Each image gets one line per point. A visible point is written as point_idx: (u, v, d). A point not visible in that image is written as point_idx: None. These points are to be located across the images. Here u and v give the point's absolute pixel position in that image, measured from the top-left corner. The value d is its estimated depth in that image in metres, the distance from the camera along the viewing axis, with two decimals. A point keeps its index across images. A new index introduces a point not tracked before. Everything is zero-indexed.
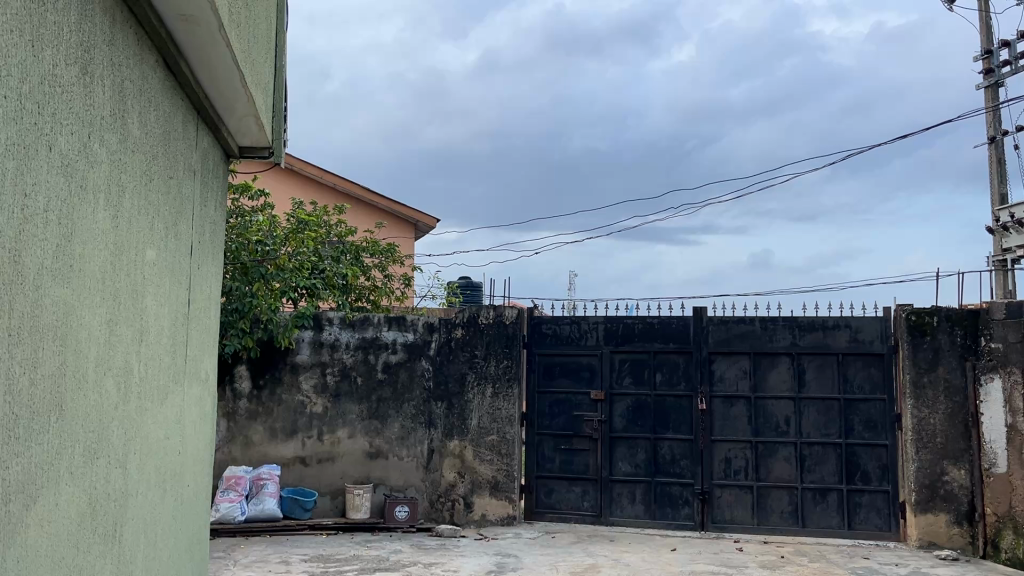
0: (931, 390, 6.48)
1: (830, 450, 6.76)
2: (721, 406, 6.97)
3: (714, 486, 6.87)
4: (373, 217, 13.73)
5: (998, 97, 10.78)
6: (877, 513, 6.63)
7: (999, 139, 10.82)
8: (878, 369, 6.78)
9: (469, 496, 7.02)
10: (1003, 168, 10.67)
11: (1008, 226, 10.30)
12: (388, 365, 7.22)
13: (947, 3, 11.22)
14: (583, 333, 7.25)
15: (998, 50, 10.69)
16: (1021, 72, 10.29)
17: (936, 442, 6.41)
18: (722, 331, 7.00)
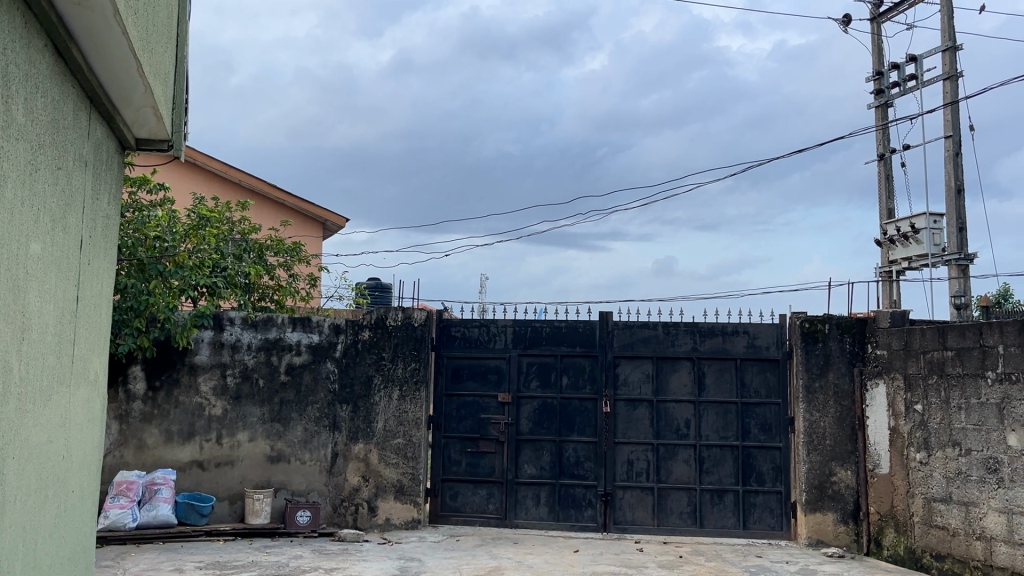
0: (822, 395, 6.78)
1: (727, 452, 6.97)
2: (625, 409, 7.10)
3: (616, 487, 6.99)
4: (280, 215, 13.44)
5: (887, 116, 11.36)
6: (771, 513, 6.88)
7: (887, 156, 11.41)
8: (774, 374, 7.04)
9: (373, 501, 6.94)
10: (891, 184, 11.25)
11: (894, 239, 10.87)
12: (291, 367, 7.07)
13: (843, 24, 11.75)
14: (491, 336, 7.27)
15: (888, 71, 11.27)
16: (908, 93, 10.88)
17: (826, 445, 6.71)
18: (627, 335, 7.14)
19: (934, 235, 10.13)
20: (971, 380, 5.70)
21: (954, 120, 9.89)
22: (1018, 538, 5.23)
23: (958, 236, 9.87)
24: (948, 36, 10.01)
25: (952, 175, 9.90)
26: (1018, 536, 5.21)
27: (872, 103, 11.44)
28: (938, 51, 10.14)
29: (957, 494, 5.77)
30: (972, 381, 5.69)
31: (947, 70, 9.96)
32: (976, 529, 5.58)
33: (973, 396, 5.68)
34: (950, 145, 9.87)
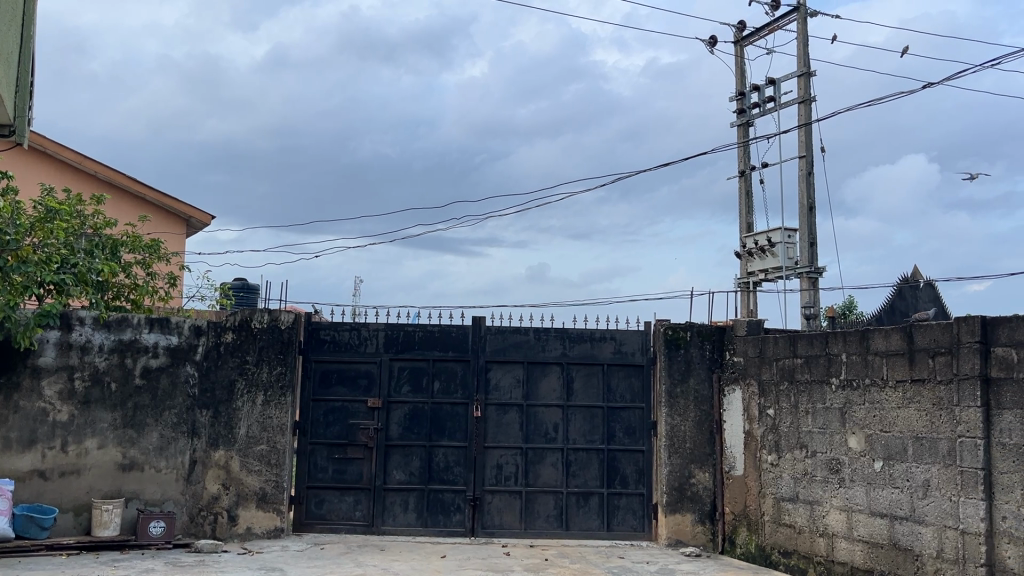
0: (683, 399, 7.04)
1: (593, 456, 7.13)
2: (495, 413, 7.14)
3: (485, 492, 7.02)
4: (139, 210, 12.76)
5: (748, 135, 11.96)
6: (633, 515, 7.08)
7: (747, 173, 12.01)
8: (638, 379, 7.26)
9: (234, 509, 6.69)
10: (750, 200, 11.84)
11: (752, 252, 11.44)
12: (147, 371, 6.71)
13: (709, 44, 12.28)
14: (362, 339, 7.15)
15: (749, 92, 11.86)
16: (767, 114, 11.48)
17: (685, 447, 6.97)
18: (499, 340, 7.19)
19: (788, 249, 10.74)
20: (818, 386, 6.06)
21: (807, 141, 10.52)
22: (856, 534, 5.60)
23: (809, 251, 10.51)
24: (803, 62, 10.65)
25: (805, 193, 10.53)
26: (857, 532, 5.58)
27: (735, 121, 12.01)
28: (794, 76, 10.77)
29: (804, 494, 6.12)
30: (819, 387, 6.05)
31: (801, 94, 10.58)
32: (819, 526, 5.93)
33: (819, 400, 6.04)
34: (803, 165, 10.49)
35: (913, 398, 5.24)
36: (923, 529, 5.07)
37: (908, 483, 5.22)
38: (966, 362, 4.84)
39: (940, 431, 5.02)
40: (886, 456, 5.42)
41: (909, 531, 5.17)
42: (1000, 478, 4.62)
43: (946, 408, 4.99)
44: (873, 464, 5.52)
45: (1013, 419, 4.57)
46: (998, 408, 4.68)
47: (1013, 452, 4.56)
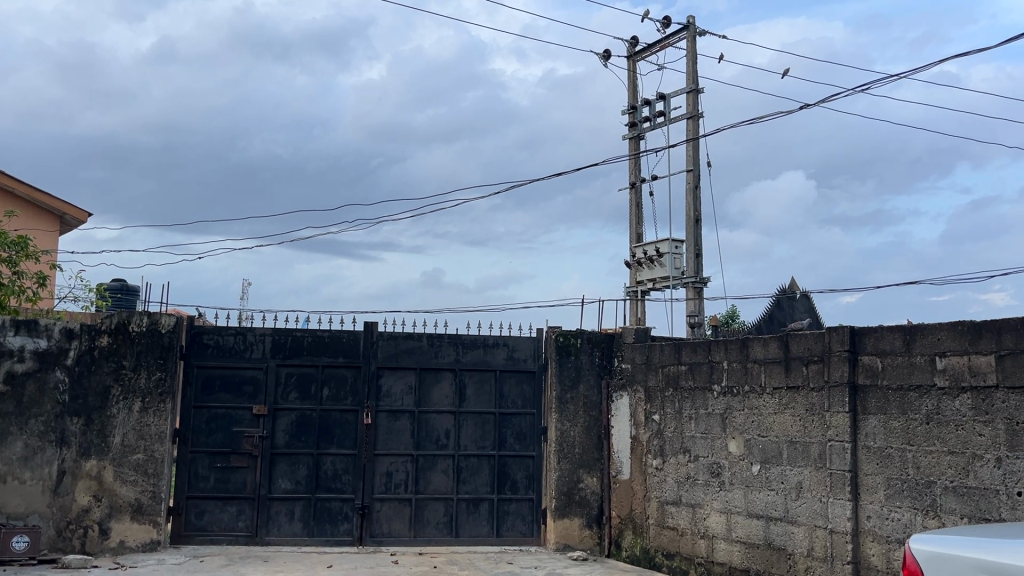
0: (573, 405, 7.15)
1: (483, 462, 7.14)
2: (386, 420, 7.05)
3: (374, 500, 6.92)
4: (7, 204, 12.01)
5: (639, 148, 12.29)
6: (523, 520, 7.13)
7: (638, 185, 12.32)
8: (530, 386, 7.32)
9: (106, 522, 6.36)
10: (640, 211, 12.15)
11: (641, 262, 11.72)
12: (12, 376, 6.30)
13: (603, 58, 12.56)
14: (247, 344, 6.93)
15: (641, 106, 12.20)
16: (657, 129, 11.82)
17: (575, 453, 7.07)
18: (391, 346, 7.11)
19: (675, 260, 11.08)
20: (700, 392, 6.27)
21: (695, 156, 10.89)
22: (734, 535, 5.81)
23: (695, 262, 10.89)
24: (692, 79, 11.03)
25: (692, 206, 10.90)
26: (735, 533, 5.80)
27: (627, 134, 12.32)
28: (684, 92, 11.13)
29: (686, 497, 6.31)
30: (701, 393, 6.26)
31: (690, 110, 10.95)
32: (701, 528, 6.13)
33: (702, 406, 6.25)
34: (691, 179, 10.85)
35: (788, 404, 5.48)
36: (796, 529, 5.31)
37: (783, 485, 5.47)
38: (836, 369, 5.11)
39: (811, 435, 5.28)
40: (762, 459, 5.66)
41: (783, 531, 5.41)
42: (866, 480, 4.90)
43: (818, 414, 5.25)
44: (751, 468, 5.75)
45: (877, 424, 4.86)
46: (864, 413, 4.96)
47: (877, 455, 4.85)
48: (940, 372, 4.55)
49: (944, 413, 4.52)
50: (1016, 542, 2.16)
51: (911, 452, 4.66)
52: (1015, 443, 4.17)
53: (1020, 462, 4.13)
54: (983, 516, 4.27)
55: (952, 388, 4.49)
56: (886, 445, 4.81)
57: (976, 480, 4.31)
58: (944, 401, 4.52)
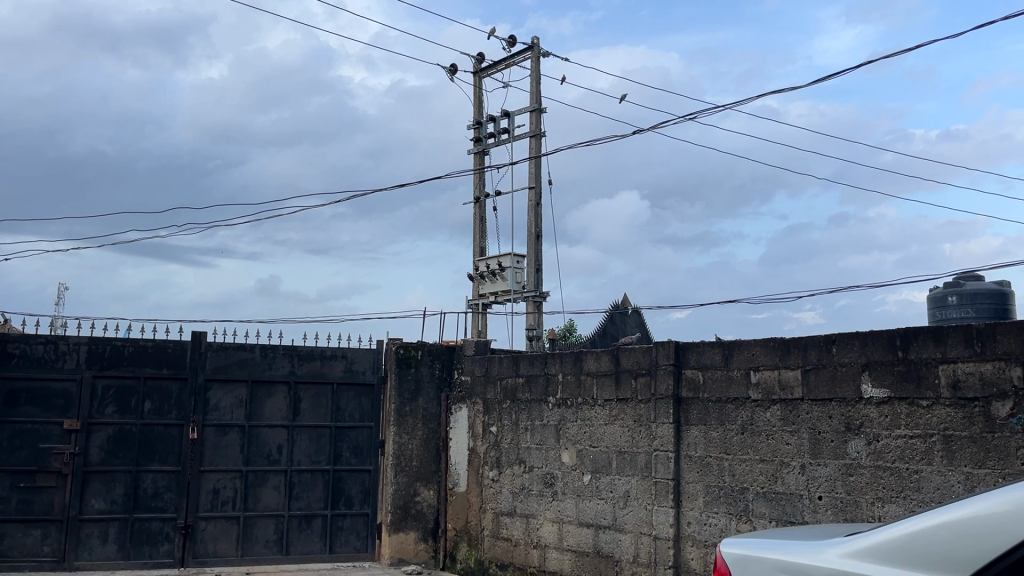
0: (411, 419, 7.10)
1: (317, 477, 6.95)
2: (214, 435, 6.73)
3: (198, 519, 6.58)
4: None
5: (483, 163, 12.45)
6: (357, 535, 7.00)
7: (482, 200, 12.46)
8: (368, 399, 7.21)
9: None
10: (483, 226, 12.30)
11: (483, 275, 11.83)
12: None
13: (451, 73, 12.64)
14: (59, 354, 6.42)
15: (486, 122, 12.36)
16: (502, 145, 12.02)
17: (412, 466, 7.02)
18: (220, 357, 6.80)
19: (517, 274, 11.27)
20: (536, 405, 6.40)
21: (536, 173, 11.16)
22: (565, 544, 5.97)
23: (535, 278, 11.26)
24: (535, 98, 11.30)
25: (533, 222, 11.15)
26: (566, 542, 5.95)
27: (472, 149, 12.46)
28: (527, 111, 11.39)
29: (520, 508, 6.42)
30: (537, 405, 6.39)
31: (533, 129, 11.21)
32: (534, 538, 6.25)
33: (537, 418, 6.39)
34: (533, 196, 11.10)
35: (618, 415, 5.70)
36: (623, 536, 5.52)
37: (611, 494, 5.66)
38: (662, 383, 5.37)
39: (639, 446, 5.52)
40: (594, 469, 5.84)
41: (611, 539, 5.61)
42: (687, 488, 5.17)
43: (645, 425, 5.49)
44: (583, 477, 5.92)
45: (698, 434, 5.15)
46: (687, 424, 5.24)
47: (697, 464, 5.13)
48: (754, 386, 4.88)
49: (757, 424, 4.85)
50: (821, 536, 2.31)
51: (727, 461, 4.96)
52: (816, 451, 4.54)
53: (821, 468, 4.50)
54: (788, 520, 4.61)
55: (764, 400, 4.83)
56: (705, 454, 5.10)
57: (783, 486, 4.66)
58: (757, 413, 4.85)
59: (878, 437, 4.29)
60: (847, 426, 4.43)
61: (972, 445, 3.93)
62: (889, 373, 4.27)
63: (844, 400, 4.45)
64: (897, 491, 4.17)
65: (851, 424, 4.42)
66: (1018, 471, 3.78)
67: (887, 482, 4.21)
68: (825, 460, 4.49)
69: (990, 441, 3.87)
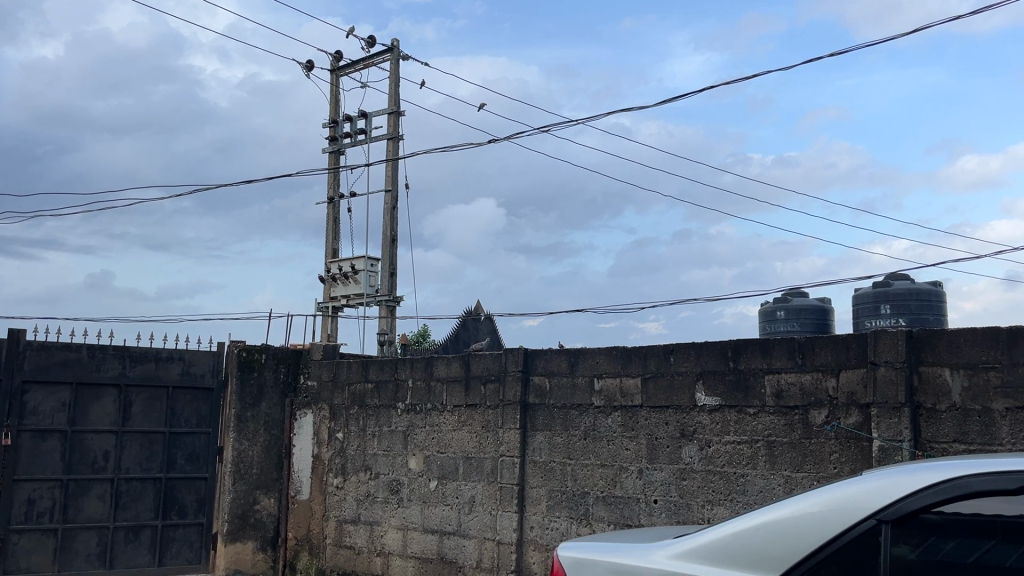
0: (252, 424, 6.82)
1: (148, 486, 6.57)
2: (31, 441, 6.22)
3: (9, 532, 6.05)
4: None
5: (338, 163, 12.21)
6: (189, 547, 6.67)
7: (336, 200, 12.21)
8: (206, 403, 6.89)
9: None
10: (337, 227, 12.05)
11: (335, 277, 11.57)
12: None
13: (308, 68, 12.32)
14: None
15: (342, 121, 12.13)
16: (358, 145, 11.83)
17: (251, 473, 6.74)
18: (42, 357, 6.30)
19: (370, 277, 11.11)
20: (384, 411, 6.33)
21: (392, 176, 11.05)
22: (409, 551, 5.93)
23: (388, 281, 11.13)
24: (393, 101, 11.19)
25: (388, 225, 11.03)
26: (410, 549, 5.92)
27: (327, 148, 12.18)
28: (384, 113, 11.26)
29: (364, 515, 6.32)
30: (385, 411, 6.32)
31: (390, 131, 11.11)
32: (377, 545, 6.18)
33: (385, 424, 6.31)
34: (389, 199, 10.99)
35: (466, 421, 5.72)
36: (467, 542, 5.54)
37: (457, 500, 5.67)
38: (510, 389, 5.43)
39: (485, 451, 5.56)
40: (440, 475, 5.83)
41: (455, 545, 5.62)
42: (531, 493, 5.26)
43: (493, 430, 5.54)
44: (429, 483, 5.90)
45: (543, 440, 5.26)
46: (532, 430, 5.33)
47: (542, 469, 5.24)
48: (597, 393, 5.03)
49: (599, 429, 5.00)
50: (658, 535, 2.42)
51: (570, 466, 5.09)
52: (653, 456, 4.73)
53: (657, 473, 4.70)
54: (625, 522, 4.78)
55: (606, 407, 4.98)
56: (550, 459, 5.21)
57: (622, 490, 4.83)
58: (600, 419, 5.00)
59: (709, 443, 4.52)
60: (682, 432, 4.64)
61: (791, 450, 4.22)
62: (720, 382, 4.52)
63: (680, 407, 4.66)
64: (725, 494, 4.42)
65: (685, 430, 4.63)
66: (831, 474, 4.09)
67: (716, 486, 4.45)
68: (661, 464, 4.69)
69: (807, 446, 4.18)
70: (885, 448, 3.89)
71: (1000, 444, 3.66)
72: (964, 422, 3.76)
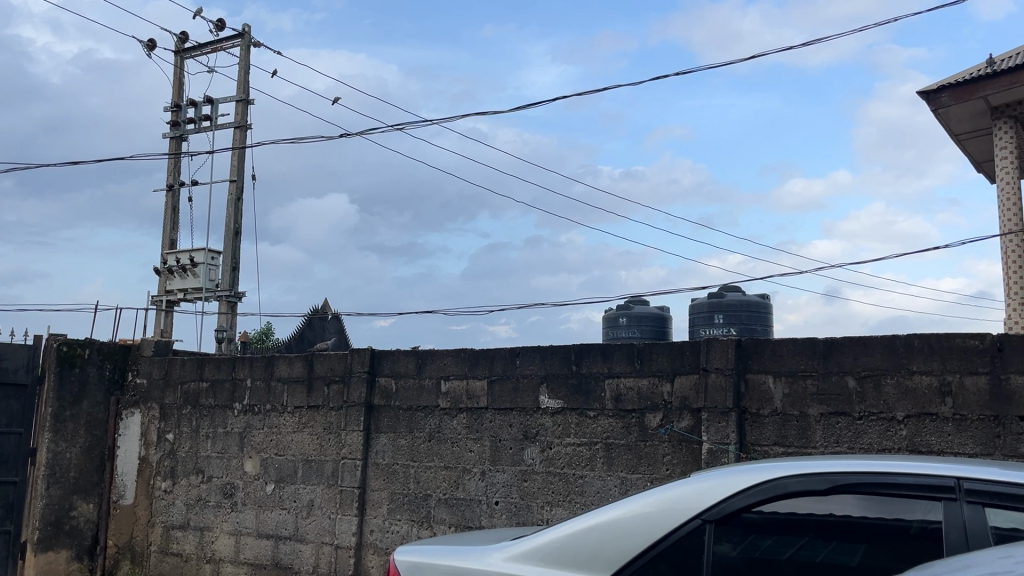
0: (71, 424, 6.31)
1: None
2: None
3: None
4: None
5: (179, 149, 11.58)
6: None
7: (176, 188, 11.58)
8: (18, 402, 6.33)
9: None
10: (176, 216, 11.42)
11: (172, 270, 10.93)
12: None
13: (150, 47, 11.63)
14: None
15: (186, 106, 11.52)
16: (203, 132, 11.27)
17: (69, 477, 6.24)
18: None
19: (210, 271, 10.63)
20: (220, 411, 6.04)
21: (239, 166, 10.60)
22: (242, 557, 5.69)
23: (230, 276, 10.65)
24: (242, 89, 10.74)
25: (232, 218, 10.57)
26: (242, 555, 5.68)
27: (168, 133, 11.53)
28: (232, 100, 10.79)
29: (194, 521, 6.01)
30: (221, 411, 6.04)
31: (238, 119, 10.66)
32: (206, 552, 5.89)
33: (220, 425, 6.03)
34: (233, 190, 10.54)
35: (306, 423, 5.56)
36: (303, 547, 5.38)
37: (294, 504, 5.50)
38: (354, 391, 5.31)
39: (326, 454, 5.42)
40: (277, 478, 5.63)
41: (290, 550, 5.44)
42: (372, 496, 5.18)
43: (335, 432, 5.41)
44: (265, 487, 5.68)
45: (386, 442, 5.19)
46: (376, 431, 5.25)
47: (384, 471, 5.16)
48: (443, 394, 5.02)
49: (443, 432, 4.99)
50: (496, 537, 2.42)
51: (413, 468, 5.05)
52: (496, 458, 4.77)
53: (499, 475, 4.73)
54: (466, 525, 4.79)
55: (452, 409, 4.98)
56: (392, 462, 5.14)
57: (464, 492, 4.83)
58: (445, 421, 4.99)
59: (551, 445, 4.61)
60: (524, 434, 4.70)
61: (628, 452, 4.37)
62: (563, 386, 4.62)
63: (524, 410, 4.72)
64: (563, 495, 4.51)
65: (527, 432, 4.70)
66: (663, 476, 4.27)
67: (555, 487, 4.54)
68: (503, 466, 4.74)
69: (642, 448, 4.34)
70: (713, 450, 4.11)
71: (814, 446, 3.94)
72: (783, 426, 4.02)
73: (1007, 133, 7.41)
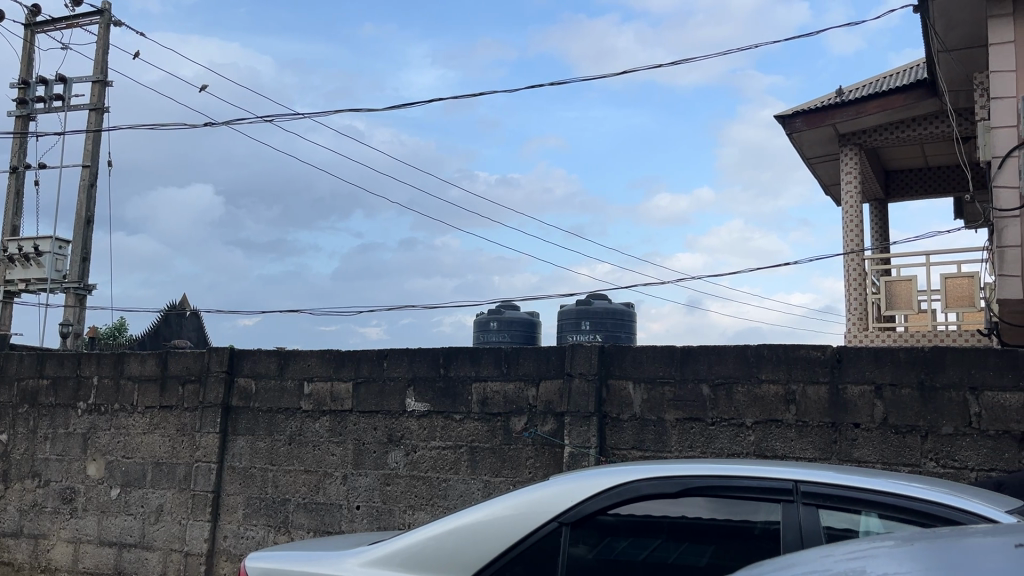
0: None
1: None
2: None
3: None
4: None
5: (26, 129, 10.79)
6: None
7: (20, 171, 10.77)
8: None
9: None
10: (19, 201, 10.62)
11: (13, 258, 10.13)
12: None
13: None
14: None
15: (35, 83, 10.75)
16: (53, 113, 10.54)
17: None
18: None
19: (56, 262, 9.97)
20: (61, 410, 5.65)
21: (93, 150, 9.98)
22: (80, 566, 5.33)
23: (79, 267, 10.00)
24: (99, 69, 10.13)
25: (84, 205, 9.94)
26: (81, 564, 5.33)
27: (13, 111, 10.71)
28: (88, 80, 10.16)
29: (28, 528, 5.59)
30: (62, 411, 5.65)
31: (93, 102, 10.04)
32: (41, 561, 5.49)
33: (61, 425, 5.64)
34: (86, 176, 9.91)
35: (158, 424, 5.29)
36: (149, 555, 5.11)
37: (141, 509, 5.20)
38: (211, 391, 5.10)
39: (178, 457, 5.17)
40: (123, 483, 5.32)
41: (135, 559, 5.15)
42: (227, 500, 4.98)
43: (188, 434, 5.17)
44: (109, 492, 5.35)
45: (244, 445, 5.00)
46: (233, 433, 5.05)
47: (240, 476, 4.97)
48: (305, 396, 4.89)
49: (305, 434, 4.86)
50: (354, 543, 2.37)
51: (271, 472, 4.89)
52: (359, 461, 4.69)
53: (361, 478, 4.66)
54: (325, 530, 4.68)
55: (314, 411, 4.86)
56: (249, 465, 4.97)
57: (324, 496, 4.72)
58: (306, 423, 4.87)
59: (415, 448, 4.57)
60: (389, 438, 4.65)
61: (492, 455, 4.39)
62: (430, 389, 4.60)
63: (389, 413, 4.67)
64: (426, 499, 4.48)
65: (392, 435, 4.64)
66: (525, 479, 4.32)
67: (418, 491, 4.51)
68: (366, 470, 4.66)
69: (506, 452, 4.37)
70: (574, 453, 4.19)
71: (669, 450, 4.09)
72: (641, 430, 4.15)
73: (851, 159, 7.96)
